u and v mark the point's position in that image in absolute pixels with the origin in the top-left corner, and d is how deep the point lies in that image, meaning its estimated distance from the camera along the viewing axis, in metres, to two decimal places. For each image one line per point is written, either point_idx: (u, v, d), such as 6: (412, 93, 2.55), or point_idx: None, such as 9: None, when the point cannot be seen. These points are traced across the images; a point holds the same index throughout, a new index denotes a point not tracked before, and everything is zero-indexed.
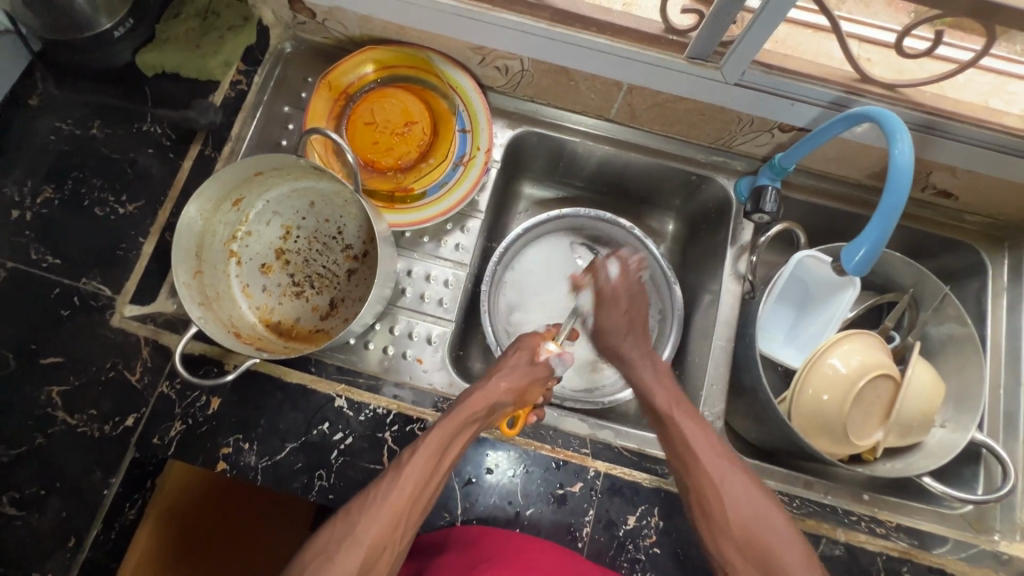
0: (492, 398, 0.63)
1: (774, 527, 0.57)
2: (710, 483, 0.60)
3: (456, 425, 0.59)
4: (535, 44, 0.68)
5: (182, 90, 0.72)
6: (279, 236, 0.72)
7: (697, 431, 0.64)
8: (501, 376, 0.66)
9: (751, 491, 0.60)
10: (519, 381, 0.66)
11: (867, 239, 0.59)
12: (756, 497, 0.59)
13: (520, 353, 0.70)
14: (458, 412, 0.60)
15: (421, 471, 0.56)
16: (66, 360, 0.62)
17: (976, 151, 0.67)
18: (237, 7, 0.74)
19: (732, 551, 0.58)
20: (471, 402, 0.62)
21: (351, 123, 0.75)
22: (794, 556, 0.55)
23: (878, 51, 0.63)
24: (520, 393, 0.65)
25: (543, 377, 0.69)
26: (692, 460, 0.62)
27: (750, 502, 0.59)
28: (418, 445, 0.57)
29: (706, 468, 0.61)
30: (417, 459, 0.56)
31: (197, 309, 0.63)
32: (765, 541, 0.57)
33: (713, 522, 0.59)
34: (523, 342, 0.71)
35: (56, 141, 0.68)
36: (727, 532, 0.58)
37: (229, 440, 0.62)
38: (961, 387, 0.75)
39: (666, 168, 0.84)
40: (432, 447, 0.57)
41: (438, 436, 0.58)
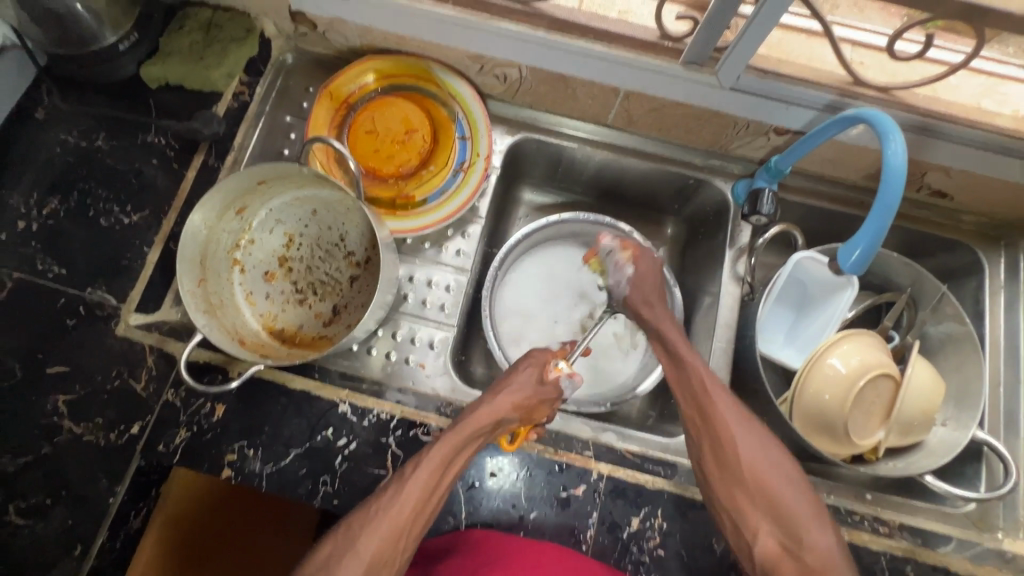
0: (497, 414, 0.60)
1: (787, 481, 0.56)
2: (723, 427, 0.59)
3: (461, 438, 0.58)
4: (533, 52, 0.69)
5: (186, 102, 0.73)
6: (282, 244, 0.73)
7: (714, 382, 0.63)
8: (509, 389, 0.62)
9: (766, 445, 0.59)
10: (527, 399, 0.62)
11: (864, 238, 0.60)
12: (771, 451, 0.58)
13: (532, 368, 0.65)
14: (463, 426, 0.59)
15: (424, 485, 0.54)
16: (71, 370, 0.63)
17: (969, 151, 0.68)
18: (240, 21, 0.75)
19: (742, 497, 0.57)
20: (476, 418, 0.60)
21: (352, 131, 0.76)
22: (805, 512, 0.55)
23: (870, 55, 0.65)
24: (526, 412, 0.62)
25: (551, 397, 0.64)
26: (708, 406, 0.61)
27: (764, 450, 0.58)
28: (422, 458, 0.56)
29: (720, 411, 0.60)
30: (421, 474, 0.54)
31: (202, 317, 0.63)
32: (776, 492, 0.56)
33: (725, 465, 0.58)
34: (532, 358, 0.68)
35: (62, 154, 0.69)
36: (739, 478, 0.57)
37: (233, 447, 0.62)
38: (961, 386, 0.75)
39: (664, 172, 0.85)
40: (438, 461, 0.55)
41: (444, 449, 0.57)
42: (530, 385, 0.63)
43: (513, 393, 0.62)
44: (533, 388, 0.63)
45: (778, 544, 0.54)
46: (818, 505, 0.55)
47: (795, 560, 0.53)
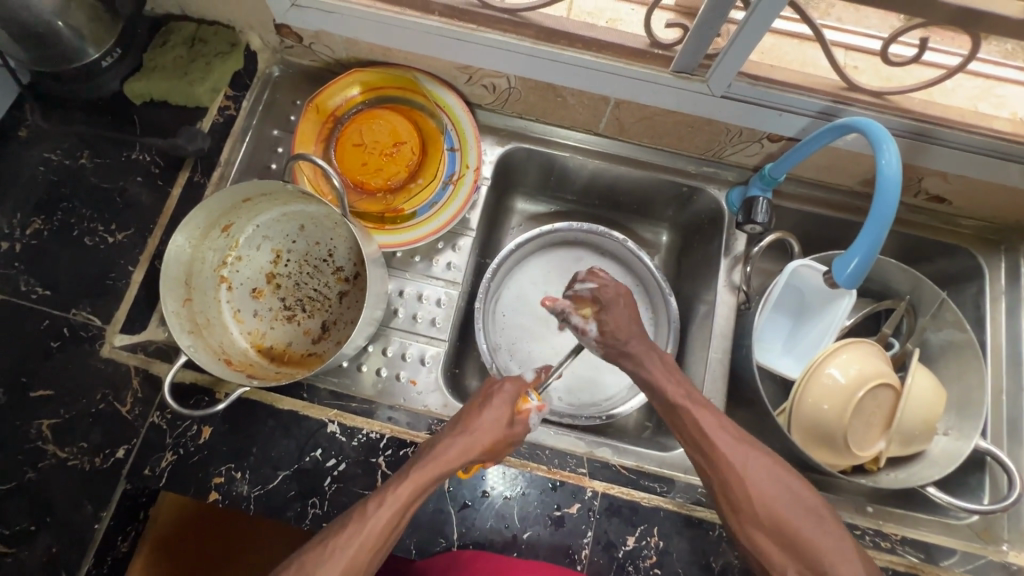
0: (464, 452, 0.57)
1: (806, 517, 0.54)
2: (729, 467, 0.57)
3: (427, 478, 0.54)
4: (521, 62, 0.68)
5: (171, 118, 0.72)
6: (270, 260, 0.72)
7: (713, 420, 0.60)
8: (476, 426, 0.58)
9: (781, 480, 0.56)
10: (493, 438, 0.59)
11: (859, 250, 0.59)
12: (786, 485, 0.55)
13: (500, 399, 0.62)
14: (429, 461, 0.56)
15: (392, 514, 0.51)
16: (56, 394, 0.62)
17: (966, 156, 0.67)
18: (225, 34, 0.74)
19: (763, 538, 0.55)
20: (442, 453, 0.56)
21: (339, 145, 0.75)
22: (830, 544, 0.52)
23: (865, 59, 0.63)
24: (493, 448, 0.59)
25: (517, 435, 0.61)
26: (705, 439, 0.59)
27: (775, 483, 0.55)
28: (386, 496, 0.52)
29: (722, 451, 0.57)
30: (383, 512, 0.51)
31: (187, 338, 0.62)
32: (796, 529, 0.53)
33: (739, 509, 0.56)
34: (500, 387, 0.63)
35: (45, 173, 0.68)
36: (756, 520, 0.55)
37: (221, 469, 0.61)
38: (963, 394, 0.74)
39: (657, 180, 0.84)
40: (408, 490, 0.53)
41: (416, 476, 0.54)
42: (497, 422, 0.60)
43: (481, 430, 0.58)
44: (502, 426, 0.59)
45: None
46: (842, 536, 0.53)
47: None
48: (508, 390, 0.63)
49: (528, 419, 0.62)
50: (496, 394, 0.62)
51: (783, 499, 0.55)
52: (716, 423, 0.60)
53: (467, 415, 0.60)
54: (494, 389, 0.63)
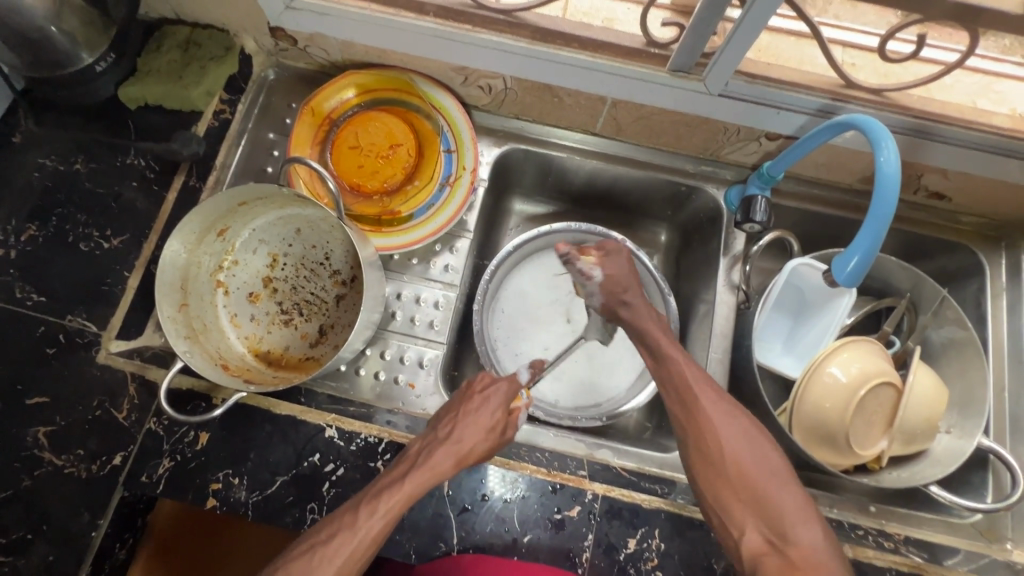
0: (458, 459, 0.57)
1: (771, 474, 0.54)
2: (703, 420, 0.58)
3: (422, 484, 0.55)
4: (517, 62, 0.68)
5: (166, 122, 0.72)
6: (266, 264, 0.72)
7: (698, 371, 0.62)
8: (467, 427, 0.59)
9: (753, 437, 0.56)
10: (480, 441, 0.59)
11: (859, 248, 0.58)
12: (755, 440, 0.56)
13: (491, 401, 0.62)
14: (421, 468, 0.56)
15: (384, 521, 0.51)
16: (52, 401, 0.61)
17: (966, 152, 0.66)
18: (219, 38, 0.74)
19: (727, 492, 0.55)
20: (435, 461, 0.56)
21: (335, 147, 0.75)
22: (790, 503, 0.52)
23: (863, 56, 0.62)
24: (484, 452, 0.60)
25: (504, 436, 0.62)
26: (690, 397, 0.60)
27: (747, 438, 0.56)
28: (381, 497, 0.53)
29: (702, 403, 0.59)
30: (379, 516, 0.51)
31: (183, 343, 0.62)
32: (759, 485, 0.54)
33: (707, 462, 0.57)
34: (493, 391, 0.64)
35: (40, 178, 0.68)
36: (723, 472, 0.55)
37: (218, 475, 0.61)
38: (966, 392, 0.73)
39: (655, 180, 0.83)
40: (402, 496, 0.53)
41: (410, 480, 0.54)
42: (488, 422, 0.60)
43: (473, 437, 0.59)
44: (492, 432, 0.60)
45: (764, 542, 0.51)
46: (804, 501, 0.52)
47: (780, 557, 0.50)
48: (502, 392, 0.64)
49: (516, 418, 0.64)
50: (487, 397, 0.63)
51: (756, 462, 0.55)
52: (705, 384, 0.61)
53: (459, 416, 0.60)
54: (484, 389, 0.64)
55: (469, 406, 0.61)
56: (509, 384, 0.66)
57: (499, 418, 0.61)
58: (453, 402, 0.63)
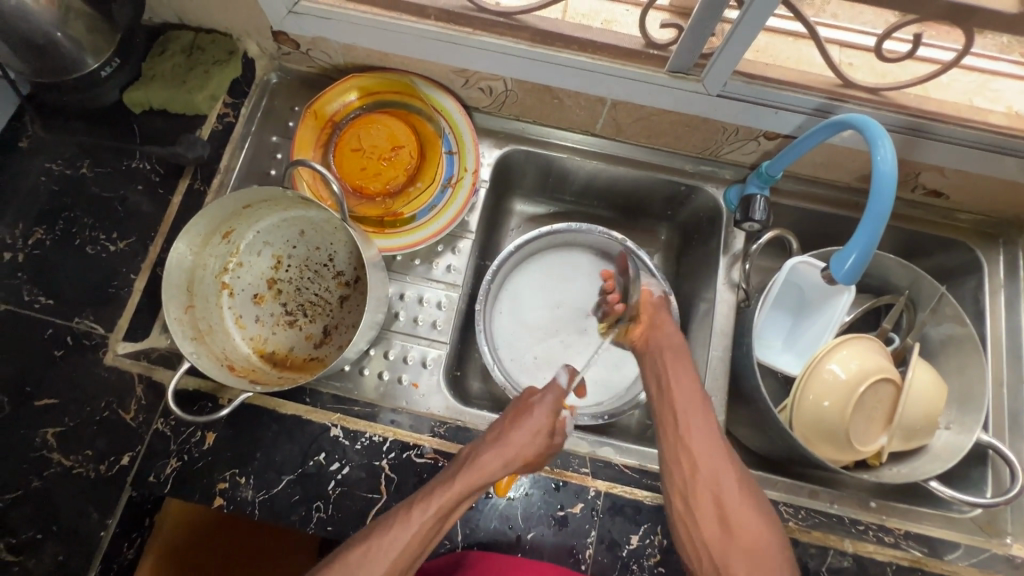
0: (508, 462, 0.58)
1: (741, 497, 0.60)
2: (689, 446, 0.62)
3: (469, 485, 0.56)
4: (518, 64, 0.69)
5: (170, 126, 0.73)
6: (270, 266, 0.73)
7: (692, 395, 0.66)
8: (516, 433, 0.60)
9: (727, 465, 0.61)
10: (530, 448, 0.59)
11: (856, 247, 0.59)
12: (724, 465, 0.61)
13: (540, 412, 0.64)
14: (470, 470, 0.57)
15: (434, 518, 0.54)
16: (59, 402, 0.62)
17: (962, 151, 0.67)
18: (222, 42, 0.74)
19: (704, 512, 0.59)
20: (483, 462, 0.57)
21: (338, 150, 0.76)
22: (760, 530, 0.57)
23: (859, 55, 0.63)
24: (533, 458, 0.60)
25: (555, 444, 0.62)
26: (689, 437, 0.63)
27: (720, 464, 0.61)
28: (433, 493, 0.55)
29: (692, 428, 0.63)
30: (429, 514, 0.54)
31: (190, 344, 0.63)
32: (734, 510, 0.59)
33: (689, 487, 0.60)
34: (540, 398, 0.66)
35: (47, 182, 0.69)
36: (704, 492, 0.60)
37: (225, 475, 0.61)
38: (964, 388, 0.74)
39: (655, 180, 0.84)
40: (452, 496, 0.55)
41: (459, 483, 0.56)
42: (537, 432, 0.61)
43: (524, 441, 0.60)
44: (541, 434, 0.61)
45: None
46: (772, 528, 0.57)
47: None
48: (547, 400, 0.66)
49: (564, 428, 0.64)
50: (537, 404, 0.65)
51: (748, 509, 0.58)
52: (700, 426, 0.64)
53: (510, 422, 0.62)
54: (534, 395, 0.66)
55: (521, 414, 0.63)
56: (552, 385, 0.68)
57: (548, 423, 0.63)
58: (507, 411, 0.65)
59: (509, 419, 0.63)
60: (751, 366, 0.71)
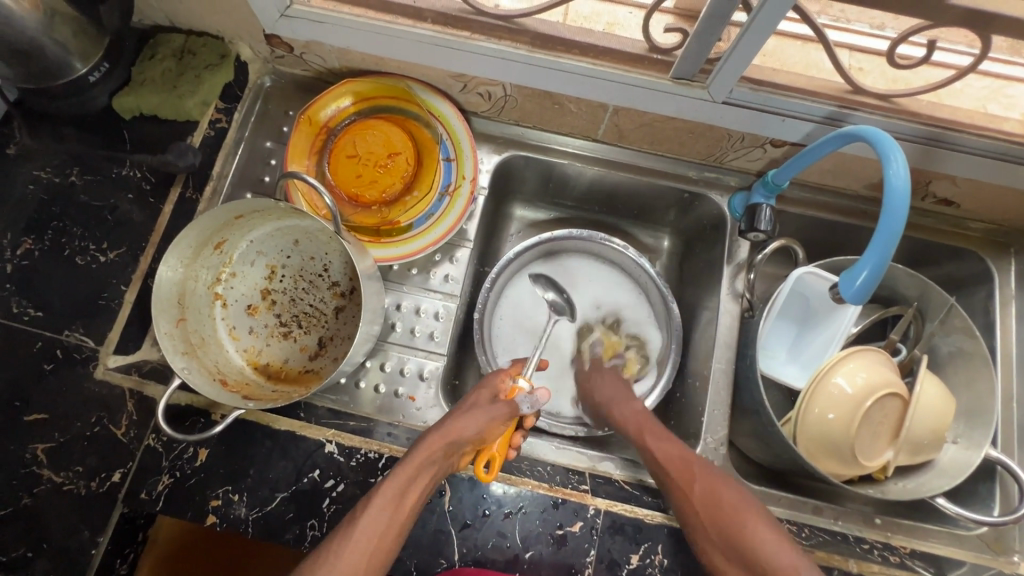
0: (448, 438, 0.57)
1: (746, 516, 0.55)
2: (681, 480, 0.59)
3: (416, 466, 0.55)
4: (517, 70, 0.66)
5: (161, 132, 0.71)
6: (264, 276, 0.71)
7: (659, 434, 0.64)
8: (460, 413, 0.60)
9: (724, 486, 0.58)
10: (480, 420, 0.60)
11: (869, 262, 0.57)
12: (728, 488, 0.58)
13: (484, 393, 0.64)
14: (416, 451, 0.56)
15: (385, 512, 0.52)
16: (50, 417, 0.61)
17: (977, 160, 0.65)
18: (214, 45, 0.72)
19: (714, 548, 0.55)
20: (430, 440, 0.57)
21: (333, 156, 0.74)
22: (771, 543, 0.53)
23: (870, 60, 0.61)
24: (481, 432, 0.59)
25: (503, 414, 0.61)
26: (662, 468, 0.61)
27: (722, 491, 0.58)
28: (375, 493, 0.53)
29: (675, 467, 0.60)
30: (377, 507, 0.52)
31: (181, 359, 0.61)
32: (745, 533, 0.54)
33: (694, 529, 0.57)
34: (487, 380, 0.66)
35: (35, 191, 0.66)
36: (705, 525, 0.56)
37: (218, 492, 0.60)
38: (973, 402, 0.72)
39: (658, 187, 0.82)
40: (399, 484, 0.54)
41: (407, 468, 0.55)
42: (480, 409, 0.61)
43: (473, 415, 0.60)
44: (483, 405, 0.62)
45: None
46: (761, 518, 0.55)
47: None
48: (493, 382, 0.66)
49: (514, 401, 0.63)
50: (479, 393, 0.64)
51: (730, 510, 0.56)
52: (672, 454, 0.62)
53: (456, 412, 0.61)
54: (480, 388, 0.66)
55: (467, 403, 0.63)
56: (495, 375, 0.67)
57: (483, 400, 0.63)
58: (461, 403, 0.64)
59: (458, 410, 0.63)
60: (755, 379, 0.70)
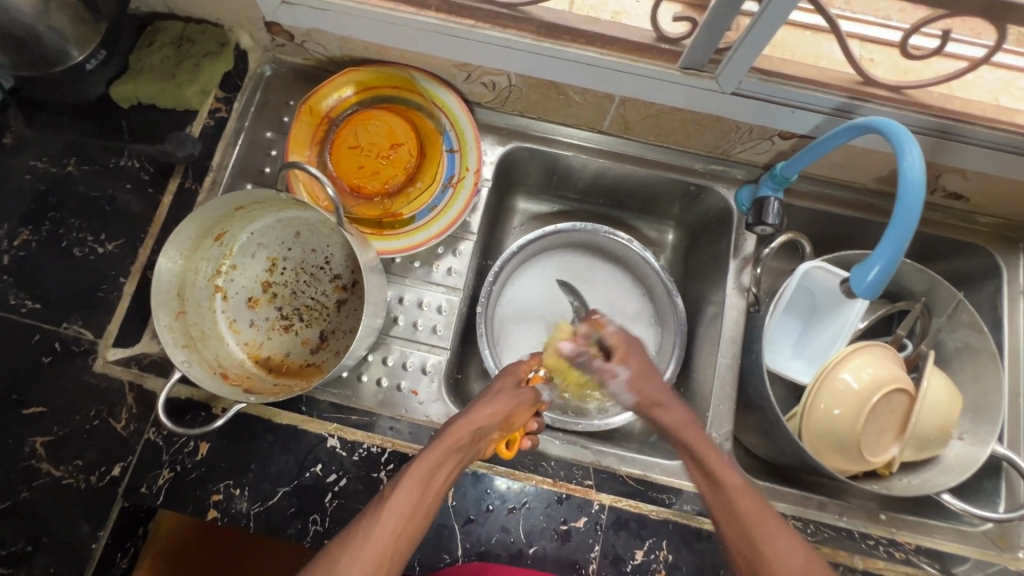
0: (475, 425, 0.57)
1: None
2: (767, 551, 0.49)
3: (444, 451, 0.54)
4: (521, 59, 0.65)
5: (160, 121, 0.70)
6: (264, 269, 0.70)
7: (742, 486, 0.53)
8: (485, 399, 0.60)
9: (816, 564, 0.48)
10: (504, 405, 0.60)
11: (881, 256, 0.56)
12: (819, 567, 0.48)
13: (507, 379, 0.65)
14: (443, 437, 0.55)
15: (411, 500, 0.50)
16: (49, 411, 0.60)
17: (988, 153, 0.64)
18: (213, 33, 0.71)
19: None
20: (456, 425, 0.56)
21: (334, 147, 0.73)
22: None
23: (881, 51, 0.60)
24: (507, 417, 0.60)
25: (529, 400, 0.64)
26: (742, 525, 0.51)
27: (813, 570, 0.47)
28: (401, 477, 0.51)
29: (756, 529, 0.50)
30: (404, 495, 0.50)
31: (181, 352, 0.60)
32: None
33: None
34: (510, 367, 0.67)
35: (32, 181, 0.64)
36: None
37: (219, 486, 0.60)
38: (979, 398, 0.72)
39: (664, 179, 0.81)
40: (424, 472, 0.52)
41: (433, 455, 0.54)
42: (505, 396, 0.62)
43: (498, 400, 0.61)
44: (511, 392, 0.63)
45: None
46: None
47: None
48: (513, 369, 0.66)
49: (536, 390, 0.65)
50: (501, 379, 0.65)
51: None
52: (758, 513, 0.51)
53: (479, 398, 0.61)
54: (500, 375, 0.66)
55: (491, 388, 0.63)
56: (514, 366, 0.67)
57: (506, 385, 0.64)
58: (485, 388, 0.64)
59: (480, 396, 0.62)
60: (761, 375, 0.69)
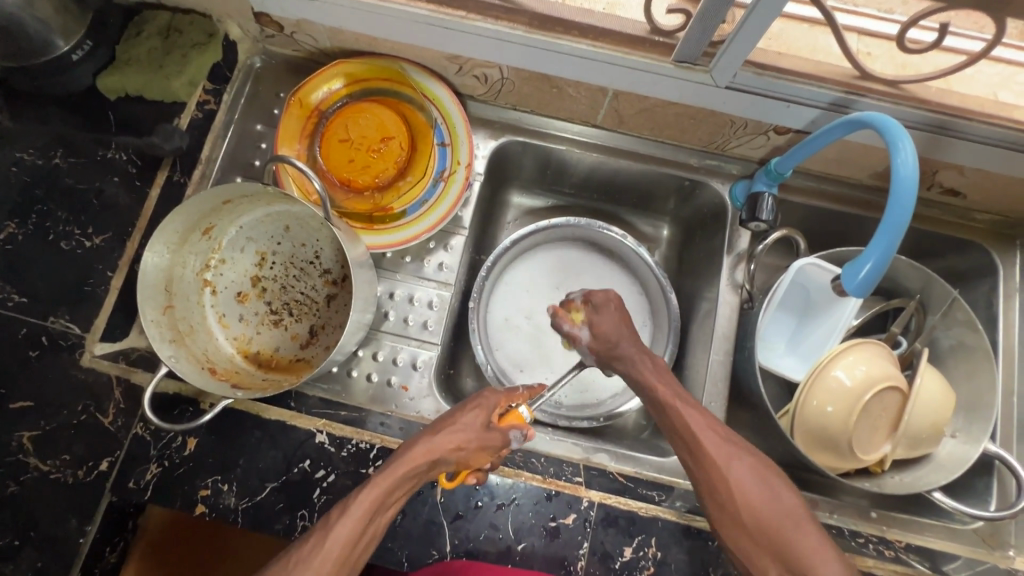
0: (433, 453, 0.54)
1: (789, 517, 0.50)
2: (715, 467, 0.53)
3: (393, 479, 0.51)
4: (513, 51, 0.64)
5: (147, 114, 0.69)
6: (254, 263, 0.70)
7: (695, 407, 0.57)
8: (446, 431, 0.55)
9: (767, 480, 0.52)
10: (465, 444, 0.55)
11: (872, 255, 0.56)
12: (773, 486, 0.51)
13: (477, 410, 0.58)
14: (397, 463, 0.52)
15: (353, 526, 0.47)
16: (35, 405, 0.60)
17: (984, 149, 0.63)
18: (201, 24, 0.70)
19: (747, 543, 0.51)
20: (414, 451, 0.54)
21: (325, 140, 0.72)
22: (816, 551, 0.48)
23: (880, 45, 0.58)
24: (464, 457, 0.55)
25: (493, 445, 0.56)
26: (694, 445, 0.55)
27: (761, 483, 0.51)
28: (349, 504, 0.49)
29: (707, 451, 0.53)
30: (344, 526, 0.47)
31: (168, 347, 0.60)
32: (784, 534, 0.49)
33: (727, 523, 0.52)
34: (482, 396, 0.60)
35: (18, 173, 0.64)
36: (737, 521, 0.51)
37: (207, 481, 0.60)
38: (973, 395, 0.71)
39: (659, 175, 0.80)
40: (371, 500, 0.49)
41: (388, 478, 0.51)
42: (470, 430, 0.56)
43: (457, 432, 0.55)
44: (477, 431, 0.56)
45: None
46: (796, 505, 0.50)
47: None
48: (489, 401, 0.59)
49: (508, 433, 0.56)
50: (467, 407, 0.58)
51: (772, 509, 0.50)
52: (711, 429, 0.55)
53: (439, 424, 0.56)
54: (474, 398, 0.60)
55: (454, 413, 0.57)
56: (485, 396, 0.60)
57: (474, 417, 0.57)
58: (449, 412, 0.59)
59: (444, 417, 0.58)
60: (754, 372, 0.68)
